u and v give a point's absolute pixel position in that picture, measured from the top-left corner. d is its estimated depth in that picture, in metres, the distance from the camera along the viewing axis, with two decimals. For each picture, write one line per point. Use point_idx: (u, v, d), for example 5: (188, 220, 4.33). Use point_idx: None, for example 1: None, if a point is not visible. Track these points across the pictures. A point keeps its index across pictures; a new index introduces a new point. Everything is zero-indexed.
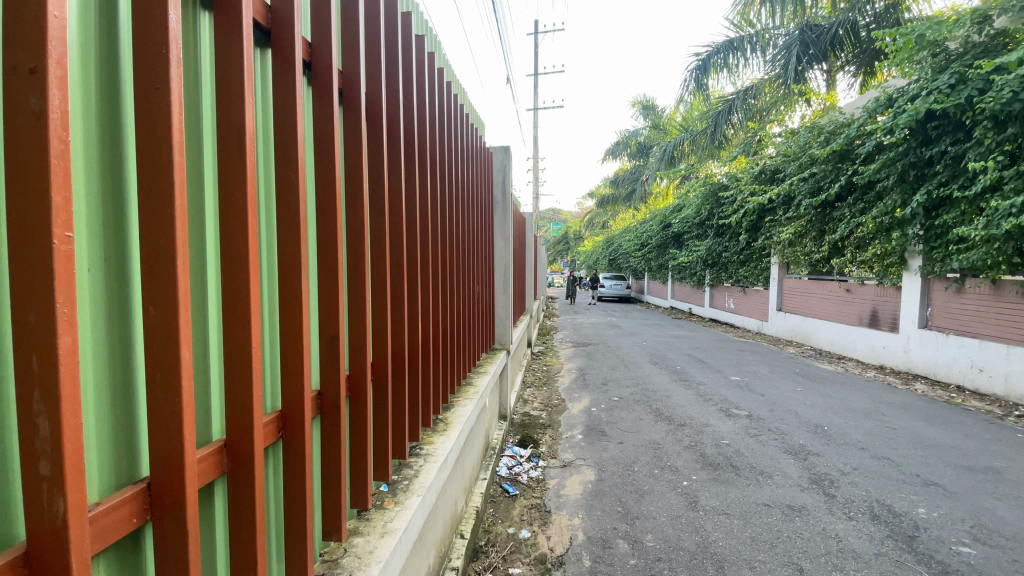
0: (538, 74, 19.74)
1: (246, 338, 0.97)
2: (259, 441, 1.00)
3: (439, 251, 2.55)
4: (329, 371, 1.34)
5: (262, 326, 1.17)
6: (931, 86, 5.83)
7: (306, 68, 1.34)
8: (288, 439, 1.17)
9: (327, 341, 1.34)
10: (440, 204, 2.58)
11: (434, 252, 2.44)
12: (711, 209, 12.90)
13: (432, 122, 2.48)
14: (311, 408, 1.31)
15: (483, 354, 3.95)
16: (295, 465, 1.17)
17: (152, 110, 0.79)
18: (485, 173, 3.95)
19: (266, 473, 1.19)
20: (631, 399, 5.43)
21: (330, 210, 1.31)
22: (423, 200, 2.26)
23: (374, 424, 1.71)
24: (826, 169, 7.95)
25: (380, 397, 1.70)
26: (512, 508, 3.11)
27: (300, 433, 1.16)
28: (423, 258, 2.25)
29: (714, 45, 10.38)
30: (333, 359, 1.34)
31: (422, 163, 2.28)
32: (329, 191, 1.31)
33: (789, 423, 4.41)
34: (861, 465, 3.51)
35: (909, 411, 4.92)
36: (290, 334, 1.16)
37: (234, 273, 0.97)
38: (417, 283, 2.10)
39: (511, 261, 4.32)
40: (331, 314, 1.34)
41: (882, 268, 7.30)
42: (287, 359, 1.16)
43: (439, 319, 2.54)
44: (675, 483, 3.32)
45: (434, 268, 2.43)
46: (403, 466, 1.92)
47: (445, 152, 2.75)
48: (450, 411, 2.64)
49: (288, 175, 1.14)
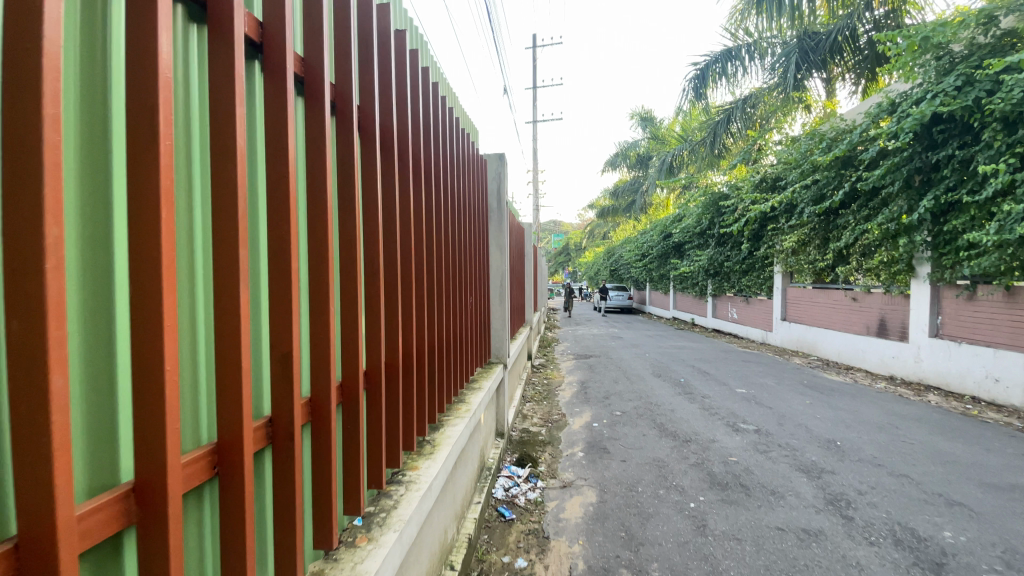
0: (538, 86, 19.71)
1: (157, 362, 0.81)
2: (177, 483, 0.83)
3: (427, 262, 2.43)
4: (282, 395, 1.13)
5: (193, 347, 0.98)
6: (937, 88, 5.73)
7: (254, 53, 1.16)
8: (226, 476, 0.98)
9: (280, 359, 1.13)
10: (427, 213, 2.46)
11: (418, 261, 2.28)
12: (713, 218, 12.80)
13: (415, 122, 2.31)
14: (260, 437, 1.10)
15: (478, 369, 3.76)
16: (234, 509, 0.98)
17: (18, 76, 0.64)
18: (479, 183, 3.80)
19: (195, 518, 1.00)
20: (634, 413, 5.24)
21: (280, 205, 1.14)
22: (407, 207, 2.12)
23: (346, 453, 1.52)
24: (830, 176, 7.81)
25: (350, 424, 1.52)
26: (508, 534, 2.92)
27: (241, 469, 0.98)
28: (407, 267, 2.10)
29: (713, 54, 10.32)
30: (287, 380, 1.13)
31: (404, 165, 2.11)
32: (283, 183, 1.14)
33: (801, 438, 4.21)
34: (879, 484, 3.31)
35: (925, 424, 4.72)
36: (226, 348, 0.96)
37: (146, 279, 0.81)
38: (396, 297, 1.92)
39: (508, 270, 4.17)
40: (284, 327, 1.14)
41: (889, 276, 7.12)
42: (224, 386, 0.97)
43: (427, 330, 2.42)
44: (682, 504, 3.13)
45: (419, 277, 2.28)
46: (381, 496, 1.74)
47: (435, 164, 2.64)
48: (439, 432, 2.46)
49: (224, 165, 0.96)
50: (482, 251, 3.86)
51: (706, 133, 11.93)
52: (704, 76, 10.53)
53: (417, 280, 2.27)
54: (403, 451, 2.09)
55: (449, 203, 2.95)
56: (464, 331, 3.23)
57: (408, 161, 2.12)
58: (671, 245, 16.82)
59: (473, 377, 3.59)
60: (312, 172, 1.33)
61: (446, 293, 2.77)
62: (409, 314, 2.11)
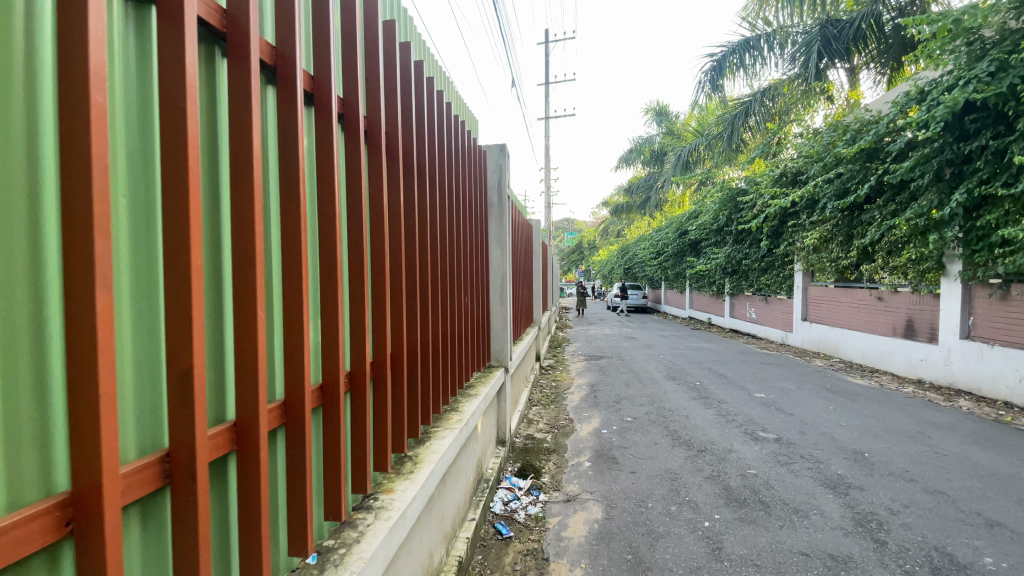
0: (551, 83, 19.41)
1: None
2: None
3: (409, 256, 2.18)
4: (179, 420, 0.91)
5: (34, 376, 0.79)
6: (969, 75, 5.37)
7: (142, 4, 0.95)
8: (84, 528, 0.79)
9: (177, 377, 0.91)
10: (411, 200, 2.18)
11: (393, 253, 2.01)
12: (730, 214, 12.40)
13: (390, 99, 2.04)
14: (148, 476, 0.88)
15: (476, 373, 3.54)
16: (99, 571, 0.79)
17: None
18: (477, 175, 3.56)
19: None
20: (646, 419, 4.98)
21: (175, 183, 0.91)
22: (377, 194, 1.85)
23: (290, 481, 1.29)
24: (854, 169, 7.42)
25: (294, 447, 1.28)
26: (504, 554, 2.69)
27: (103, 518, 0.79)
28: (381, 260, 1.84)
29: (730, 44, 9.94)
30: (185, 405, 0.91)
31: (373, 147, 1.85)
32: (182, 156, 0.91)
33: (825, 449, 3.92)
34: (912, 502, 3.01)
35: (959, 433, 4.39)
36: (78, 363, 0.78)
37: None
38: (361, 298, 1.67)
39: (509, 269, 3.93)
40: (183, 338, 0.91)
41: (917, 274, 6.75)
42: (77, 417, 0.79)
43: (410, 331, 2.16)
44: (695, 523, 2.88)
45: (398, 272, 2.01)
46: (345, 526, 1.52)
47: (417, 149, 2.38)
48: (424, 445, 2.23)
49: (77, 135, 0.78)
50: (481, 248, 3.62)
51: (723, 127, 11.54)
52: (721, 68, 10.16)
53: (397, 277, 2.00)
54: (376, 471, 1.85)
55: (439, 194, 2.70)
56: (459, 334, 2.99)
57: (381, 143, 1.86)
58: (687, 242, 16.43)
59: (470, 382, 3.35)
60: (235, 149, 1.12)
61: (436, 291, 2.51)
62: (382, 314, 1.86)
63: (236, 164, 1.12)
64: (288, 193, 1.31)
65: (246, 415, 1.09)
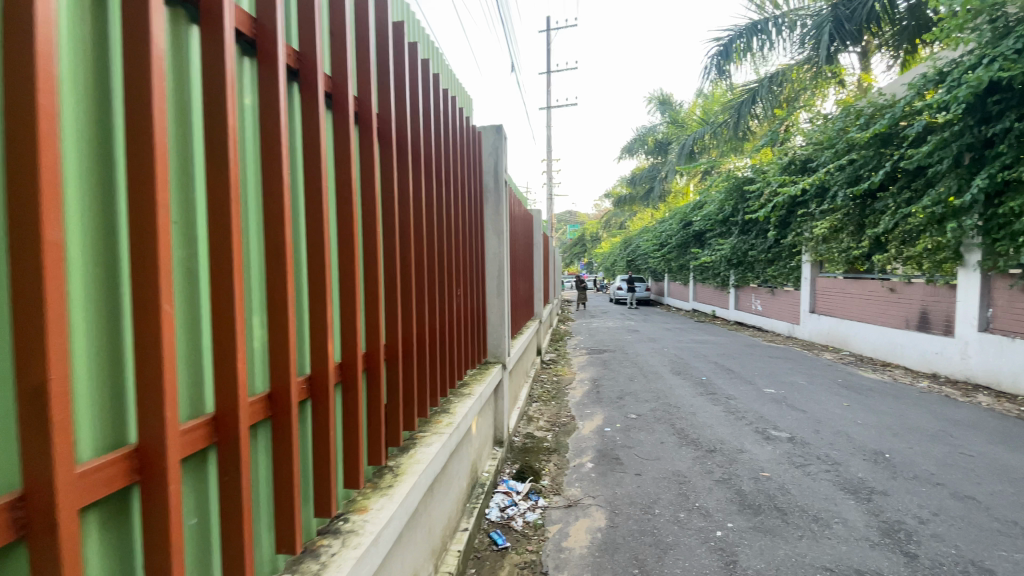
0: (552, 72, 19.06)
1: None
2: None
3: (387, 241, 1.93)
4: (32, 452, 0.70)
5: None
6: (993, 53, 5.08)
7: None
8: None
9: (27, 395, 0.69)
10: (389, 177, 1.93)
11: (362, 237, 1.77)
12: (736, 204, 12.11)
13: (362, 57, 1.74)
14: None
15: (471, 370, 3.30)
16: None
17: None
18: (470, 157, 3.28)
19: None
20: (651, 416, 4.76)
21: (24, 138, 0.69)
22: (345, 168, 1.60)
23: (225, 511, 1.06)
24: (868, 155, 7.16)
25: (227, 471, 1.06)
26: (500, 568, 2.47)
27: None
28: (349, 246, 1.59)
29: (737, 28, 9.63)
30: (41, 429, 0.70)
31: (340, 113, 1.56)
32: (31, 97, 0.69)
33: (842, 449, 3.69)
34: (942, 509, 2.79)
35: (982, 431, 4.16)
36: None
37: None
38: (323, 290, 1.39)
39: (506, 258, 3.68)
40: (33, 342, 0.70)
41: (933, 265, 6.48)
42: None
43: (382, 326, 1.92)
44: (706, 533, 2.65)
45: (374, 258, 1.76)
46: (305, 558, 1.29)
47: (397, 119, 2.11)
48: (409, 453, 2.00)
49: None
50: (476, 235, 3.36)
51: (729, 114, 11.23)
52: (728, 53, 9.85)
53: (371, 266, 1.77)
54: (346, 488, 1.62)
55: (427, 174, 2.44)
56: (451, 327, 2.75)
57: (347, 108, 1.57)
58: (690, 234, 16.17)
59: (463, 380, 3.12)
60: (132, 86, 0.85)
61: (423, 280, 2.26)
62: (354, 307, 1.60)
63: (130, 108, 0.84)
64: (217, 159, 1.06)
65: (148, 436, 0.86)
